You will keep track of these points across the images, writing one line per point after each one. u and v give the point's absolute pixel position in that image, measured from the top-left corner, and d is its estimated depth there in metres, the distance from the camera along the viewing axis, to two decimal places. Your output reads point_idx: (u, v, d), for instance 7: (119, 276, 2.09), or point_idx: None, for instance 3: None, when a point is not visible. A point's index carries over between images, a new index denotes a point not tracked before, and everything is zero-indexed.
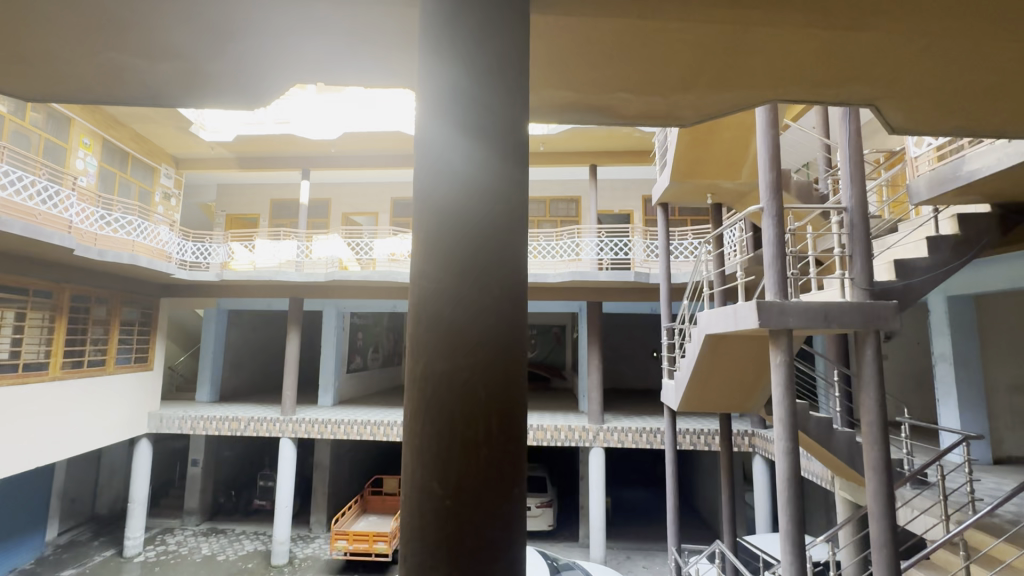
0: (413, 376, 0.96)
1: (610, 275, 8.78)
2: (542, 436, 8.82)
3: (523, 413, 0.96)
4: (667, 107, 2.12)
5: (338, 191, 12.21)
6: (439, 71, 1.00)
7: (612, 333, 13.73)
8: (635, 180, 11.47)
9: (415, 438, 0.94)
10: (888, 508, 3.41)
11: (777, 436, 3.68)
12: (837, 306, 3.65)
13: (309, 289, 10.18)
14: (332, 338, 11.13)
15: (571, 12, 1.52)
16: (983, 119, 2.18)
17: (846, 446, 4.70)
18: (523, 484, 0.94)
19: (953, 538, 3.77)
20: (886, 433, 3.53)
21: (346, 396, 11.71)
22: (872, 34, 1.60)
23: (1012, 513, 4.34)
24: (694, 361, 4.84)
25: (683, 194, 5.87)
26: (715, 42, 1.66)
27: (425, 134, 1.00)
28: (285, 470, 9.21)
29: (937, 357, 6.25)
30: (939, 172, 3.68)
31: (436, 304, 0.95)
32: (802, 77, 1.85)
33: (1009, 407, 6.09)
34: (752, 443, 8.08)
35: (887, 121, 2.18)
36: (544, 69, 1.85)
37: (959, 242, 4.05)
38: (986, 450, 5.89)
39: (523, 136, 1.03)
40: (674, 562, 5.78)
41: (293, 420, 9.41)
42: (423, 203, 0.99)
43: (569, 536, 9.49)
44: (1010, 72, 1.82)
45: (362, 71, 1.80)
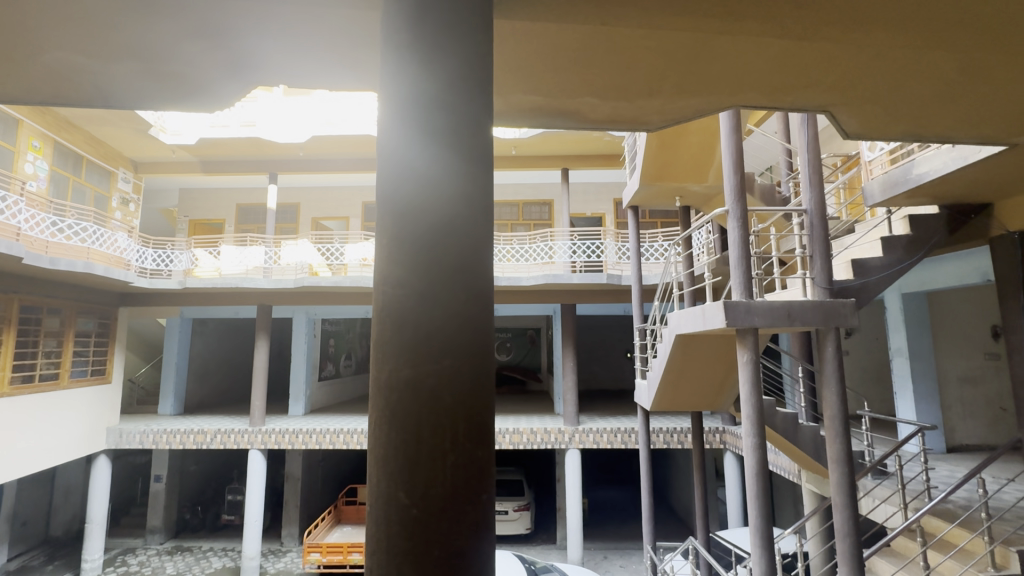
0: (377, 386, 0.94)
1: (583, 277, 8.86)
2: (519, 439, 8.80)
3: (491, 420, 0.96)
4: (634, 112, 2.16)
5: (307, 195, 11.94)
6: (404, 76, 0.99)
7: (587, 335, 13.84)
8: (606, 183, 11.64)
9: (379, 447, 0.92)
10: (851, 499, 3.52)
11: (745, 433, 3.76)
12: (800, 304, 3.76)
13: (278, 296, 9.90)
14: (303, 346, 10.83)
15: (534, 17, 1.53)
16: (927, 125, 2.31)
17: (811, 440, 4.85)
18: (491, 490, 0.93)
19: (912, 525, 3.91)
20: (848, 426, 3.66)
21: (317, 405, 11.40)
22: (824, 43, 1.66)
23: (964, 499, 4.57)
24: (666, 361, 4.93)
25: (653, 198, 5.98)
26: (674, 49, 1.70)
27: (389, 138, 0.99)
28: (254, 483, 8.93)
29: (894, 352, 6.54)
30: (891, 175, 3.88)
31: (400, 311, 0.93)
32: (759, 84, 1.91)
33: (960, 397, 6.40)
34: (723, 439, 8.28)
35: (842, 127, 2.27)
36: (511, 74, 1.86)
37: (911, 241, 4.22)
38: (940, 439, 6.17)
39: (487, 139, 1.03)
40: (649, 560, 5.82)
41: (262, 431, 9.12)
42: (385, 209, 0.98)
43: (547, 539, 9.48)
44: (951, 80, 1.92)
45: (329, 73, 1.77)
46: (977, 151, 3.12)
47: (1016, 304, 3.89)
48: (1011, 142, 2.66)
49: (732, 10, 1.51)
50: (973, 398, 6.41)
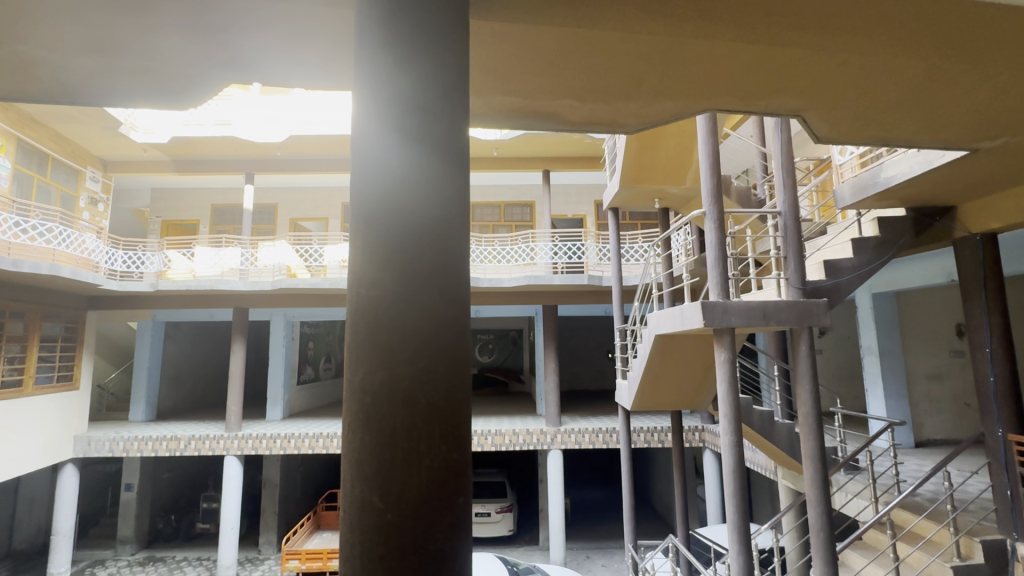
0: (351, 389, 0.92)
1: (564, 278, 8.90)
2: (501, 441, 8.77)
3: (468, 423, 0.95)
4: (611, 114, 2.18)
5: (284, 196, 11.72)
6: (379, 75, 0.98)
7: (568, 336, 13.91)
8: (587, 185, 11.72)
9: (353, 451, 0.91)
10: (825, 494, 3.61)
11: (723, 431, 3.81)
12: (774, 304, 3.84)
13: (255, 298, 9.69)
14: (281, 349, 10.62)
15: (513, 17, 1.52)
16: (893, 130, 2.39)
17: (787, 437, 4.96)
18: (468, 492, 0.93)
19: (883, 519, 4.03)
20: (821, 423, 3.75)
21: (295, 409, 11.18)
22: (794, 49, 1.71)
23: (931, 492, 4.74)
24: (646, 361, 4.98)
25: (633, 199, 6.04)
26: (650, 52, 1.72)
27: (363, 139, 0.97)
28: (230, 489, 8.72)
29: (866, 350, 6.73)
30: (860, 178, 4.00)
31: (373, 314, 0.92)
32: (733, 89, 1.96)
33: (927, 394, 6.63)
34: (702, 437, 8.42)
35: (813, 130, 2.34)
36: (490, 74, 1.85)
37: (880, 243, 4.35)
38: (908, 434, 6.38)
39: (465, 139, 1.02)
40: (631, 559, 5.86)
41: (238, 437, 8.91)
42: (359, 211, 0.96)
43: (530, 540, 9.48)
44: (915, 88, 1.99)
45: (306, 71, 1.74)
46: (942, 155, 3.21)
47: (978, 303, 4.05)
48: (973, 146, 2.77)
49: (705, 16, 1.53)
50: (939, 394, 6.64)
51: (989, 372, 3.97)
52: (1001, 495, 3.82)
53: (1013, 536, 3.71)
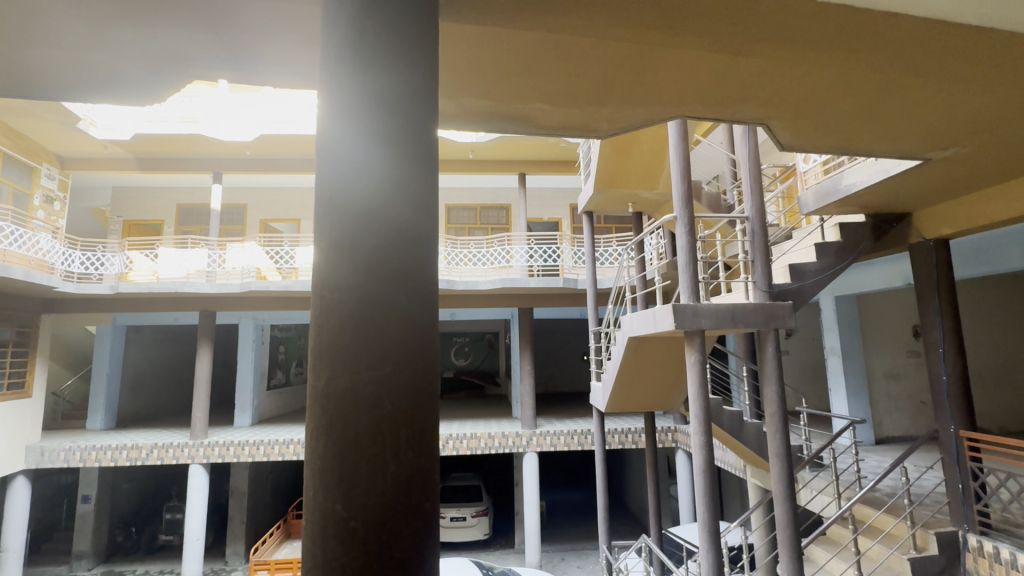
0: (314, 394, 0.90)
1: (540, 281, 8.94)
2: (476, 445, 8.72)
3: (435, 428, 0.94)
4: (584, 119, 2.21)
5: (254, 196, 11.44)
6: (346, 74, 0.96)
7: (544, 339, 13.98)
8: (562, 188, 11.82)
9: (315, 458, 0.89)
10: (790, 492, 3.71)
11: (693, 431, 3.87)
12: (742, 306, 3.93)
13: (223, 300, 9.39)
14: (250, 354, 10.32)
15: (482, 20, 1.52)
16: (853, 139, 2.49)
17: (755, 436, 5.10)
18: (434, 498, 0.92)
19: (845, 514, 4.16)
20: (787, 422, 3.86)
21: (264, 415, 10.88)
22: (758, 59, 1.76)
23: (890, 488, 4.93)
24: (619, 363, 5.04)
25: (607, 203, 6.11)
26: (619, 58, 1.74)
27: (330, 138, 0.95)
28: (195, 499, 8.43)
29: (829, 351, 6.96)
30: (823, 185, 4.16)
31: (337, 317, 0.90)
32: (701, 97, 2.00)
33: (885, 393, 6.91)
34: (675, 438, 8.57)
35: (777, 138, 2.42)
36: (461, 75, 1.84)
37: (842, 247, 4.50)
38: (869, 432, 6.63)
39: (433, 140, 1.01)
40: (605, 560, 5.88)
41: (205, 444, 8.62)
42: (324, 212, 0.94)
43: (505, 543, 9.42)
44: (871, 98, 2.08)
45: (271, 67, 1.69)
46: (897, 164, 3.35)
47: (931, 306, 4.24)
48: (927, 155, 2.90)
49: (673, 25, 1.56)
50: (897, 392, 6.94)
51: (941, 372, 4.16)
52: (953, 488, 3.99)
53: (964, 528, 3.87)
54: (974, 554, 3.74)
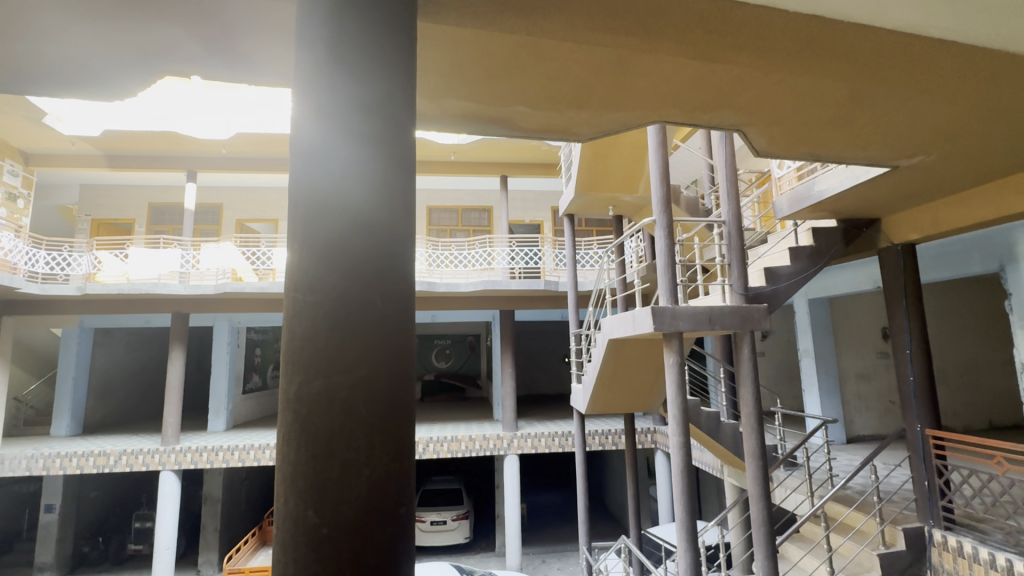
0: (286, 398, 0.89)
1: (521, 283, 8.95)
2: (457, 448, 8.67)
3: (410, 431, 0.93)
4: (564, 122, 2.22)
5: (231, 196, 11.19)
6: (321, 74, 0.95)
7: (526, 341, 13.99)
8: (544, 191, 11.87)
9: (287, 464, 0.87)
10: (765, 491, 3.78)
11: (672, 432, 3.91)
12: (719, 309, 3.99)
13: (197, 301, 9.15)
14: (224, 357, 10.05)
15: (462, 21, 1.51)
16: (824, 146, 2.56)
17: (731, 437, 5.19)
18: (409, 501, 0.90)
19: (818, 512, 4.26)
20: (762, 422, 3.93)
21: (239, 420, 10.62)
22: (733, 67, 1.79)
23: (861, 485, 5.07)
24: (600, 365, 5.08)
25: (588, 206, 6.16)
26: (597, 62, 1.76)
27: (304, 138, 0.94)
28: (167, 507, 8.18)
29: (803, 353, 7.13)
30: (797, 191, 4.28)
31: (311, 319, 0.89)
32: (679, 102, 2.03)
33: (856, 393, 7.11)
34: (654, 439, 8.66)
35: (752, 144, 2.48)
36: (442, 76, 1.83)
37: (814, 252, 4.62)
38: (840, 431, 6.82)
39: (410, 140, 1.00)
40: (586, 561, 5.90)
41: (176, 450, 8.37)
42: (297, 212, 0.92)
43: (486, 547, 9.37)
44: (841, 106, 2.13)
45: (245, 63, 1.65)
46: (867, 171, 3.45)
47: (900, 309, 4.37)
48: (894, 163, 3.00)
49: (650, 31, 1.58)
50: (867, 392, 7.14)
51: (908, 372, 4.30)
52: (920, 486, 4.12)
53: (930, 523, 4.00)
54: (938, 549, 3.88)
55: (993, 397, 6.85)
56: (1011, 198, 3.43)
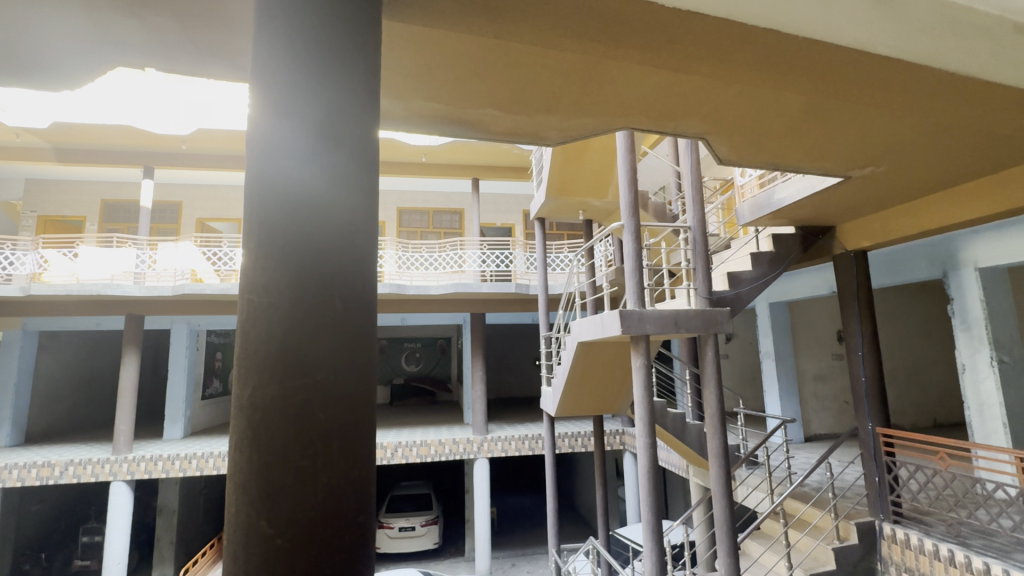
0: (241, 404, 0.85)
1: (492, 286, 8.93)
2: (426, 452, 8.57)
3: (370, 437, 0.90)
4: (533, 126, 2.24)
5: (191, 193, 10.76)
6: (281, 71, 0.92)
7: (497, 344, 13.98)
8: (515, 195, 11.92)
9: (240, 472, 0.83)
10: (728, 490, 3.88)
11: (639, 434, 3.96)
12: (684, 312, 4.08)
13: (154, 303, 8.75)
14: (182, 361, 9.63)
15: (430, 22, 1.49)
16: (782, 156, 2.67)
17: (696, 437, 5.31)
18: (369, 508, 0.88)
19: (778, 509, 4.40)
20: (725, 423, 4.03)
21: (198, 426, 10.20)
22: (696, 76, 1.83)
23: (817, 482, 5.28)
24: (569, 368, 5.11)
25: (558, 210, 6.21)
26: (564, 66, 1.77)
27: (262, 135, 0.91)
28: (117, 519, 7.78)
29: (764, 355, 7.36)
30: (757, 199, 4.43)
31: (266, 320, 0.86)
32: (645, 109, 2.08)
33: (813, 393, 7.41)
34: (622, 440, 8.78)
35: (716, 152, 2.56)
36: (410, 76, 1.81)
37: (774, 257, 4.77)
38: (798, 430, 7.08)
39: (374, 141, 0.99)
40: (554, 563, 5.89)
41: (129, 460, 7.97)
42: (254, 211, 0.89)
43: (455, 552, 9.27)
44: (799, 118, 2.23)
45: (200, 53, 1.59)
46: (822, 180, 3.60)
47: (853, 312, 4.58)
48: (847, 173, 3.15)
49: (615, 39, 1.60)
50: (823, 393, 7.45)
51: (861, 372, 4.50)
52: (871, 482, 4.32)
53: (880, 517, 4.20)
54: (888, 541, 4.08)
55: (937, 397, 7.27)
56: (952, 210, 3.65)
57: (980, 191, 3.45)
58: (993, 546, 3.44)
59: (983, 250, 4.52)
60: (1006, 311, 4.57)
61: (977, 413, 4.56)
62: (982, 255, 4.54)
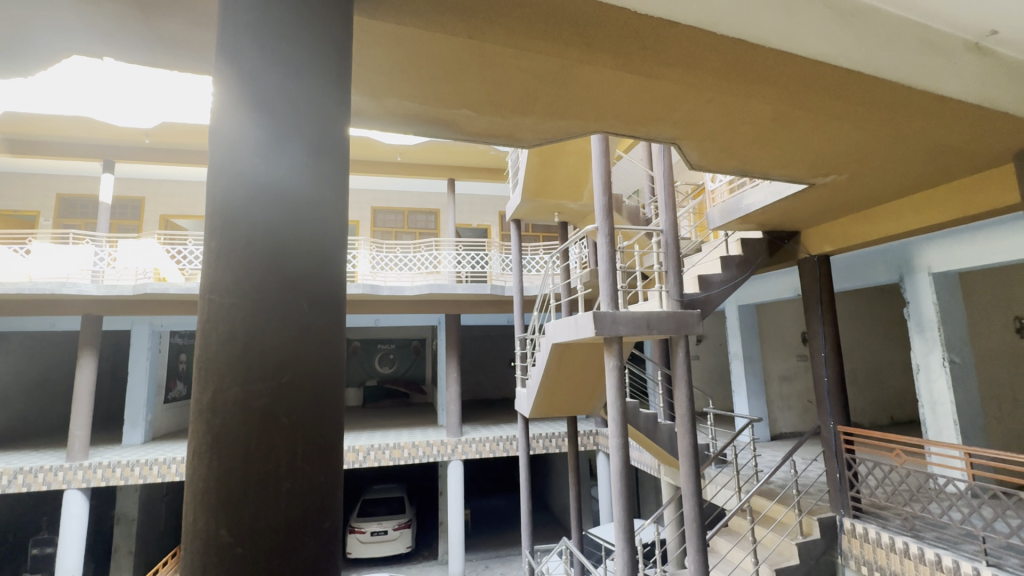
0: (199, 409, 0.82)
1: (467, 287, 8.89)
2: (399, 455, 8.47)
3: (337, 442, 0.88)
4: (508, 127, 2.24)
5: (154, 189, 10.36)
6: (244, 65, 0.89)
7: (472, 346, 13.93)
8: (492, 196, 11.91)
9: (198, 480, 0.80)
10: (697, 488, 3.95)
11: (612, 434, 4.00)
12: (656, 314, 4.15)
13: (114, 303, 8.39)
14: (144, 363, 9.25)
15: (403, 21, 1.47)
16: (750, 162, 2.74)
17: (668, 437, 5.40)
18: (335, 515, 0.86)
19: (744, 506, 4.50)
20: (695, 423, 4.10)
21: (159, 432, 9.82)
22: (668, 81, 1.86)
23: (782, 479, 5.44)
24: (544, 369, 5.13)
25: (534, 212, 6.23)
26: (539, 68, 1.77)
27: (225, 132, 0.87)
28: (72, 529, 7.42)
29: (733, 356, 7.55)
30: (727, 204, 4.55)
31: (227, 323, 0.83)
32: (618, 113, 2.10)
33: (779, 393, 7.65)
34: (596, 440, 8.88)
35: (687, 157, 2.61)
36: (383, 74, 1.79)
37: (742, 261, 4.91)
38: (765, 429, 7.29)
39: (344, 141, 0.96)
40: (528, 565, 5.89)
41: (85, 467, 7.62)
42: (217, 211, 0.86)
43: (429, 555, 9.18)
44: (766, 124, 2.29)
45: (160, 43, 1.53)
46: (788, 187, 3.72)
47: (816, 315, 4.75)
48: (811, 181, 3.25)
49: (589, 43, 1.60)
50: (788, 392, 7.70)
51: (823, 373, 4.66)
52: (832, 478, 4.47)
53: (840, 512, 4.36)
54: (848, 535, 4.23)
55: (895, 395, 7.59)
56: (910, 216, 3.81)
57: (933, 199, 3.63)
58: (944, 538, 3.62)
59: (937, 256, 4.75)
60: (957, 314, 4.82)
61: (930, 412, 4.77)
62: (936, 260, 4.77)
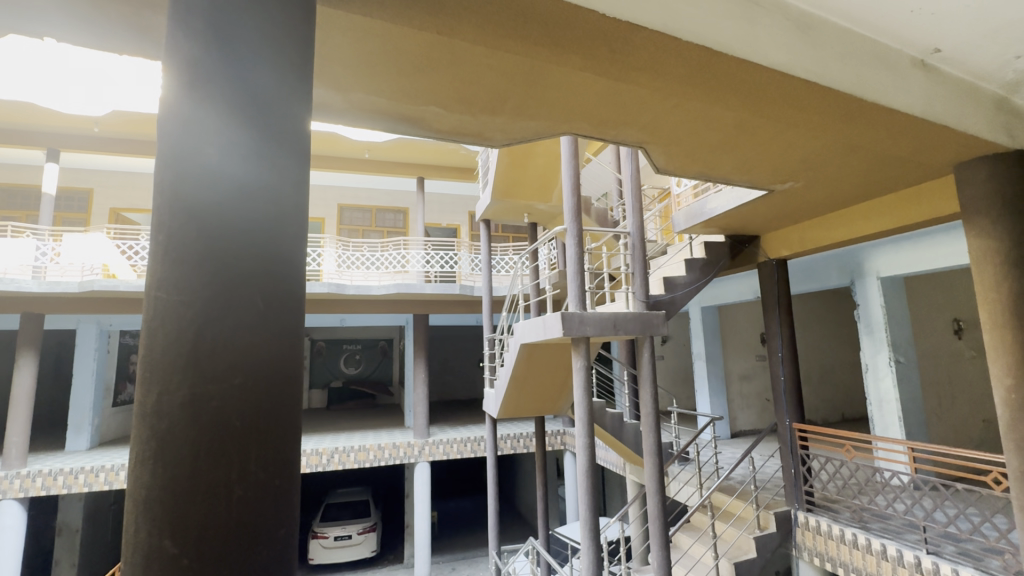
0: (143, 413, 0.77)
1: (436, 287, 8.81)
2: (364, 458, 8.29)
3: (293, 445, 0.84)
4: (477, 126, 2.22)
5: (104, 180, 9.81)
6: (198, 52, 0.85)
7: (440, 346, 13.82)
8: (462, 195, 11.84)
9: (141, 488, 0.76)
10: (661, 485, 4.02)
11: (579, 433, 4.03)
12: (623, 315, 4.23)
13: (57, 300, 7.90)
14: (90, 365, 8.73)
15: (370, 13, 1.43)
16: (713, 168, 2.82)
17: (633, 436, 5.49)
18: (291, 521, 0.82)
19: (706, 501, 4.62)
20: (659, 421, 4.18)
21: (107, 437, 9.30)
22: (636, 85, 1.89)
23: (741, 476, 5.63)
24: (512, 369, 5.12)
25: (504, 212, 6.23)
26: (508, 67, 1.77)
27: (177, 121, 0.83)
28: (7, 542, 6.93)
29: (696, 356, 7.76)
30: (693, 208, 4.67)
31: (175, 321, 0.79)
32: (587, 115, 2.12)
33: (739, 392, 7.91)
34: (563, 440, 8.95)
35: (653, 161, 2.67)
36: (349, 66, 1.74)
37: (706, 263, 5.04)
38: (725, 427, 7.53)
39: (306, 134, 0.93)
40: (494, 565, 5.87)
41: (24, 475, 7.15)
42: (166, 202, 0.81)
43: (394, 559, 9.04)
44: (729, 130, 2.36)
45: (106, 21, 1.44)
46: (749, 193, 3.85)
47: (774, 316, 4.93)
48: (771, 187, 3.37)
49: (559, 43, 1.61)
50: (748, 391, 7.97)
51: (781, 372, 4.84)
52: (788, 473, 4.64)
53: (795, 506, 4.53)
54: (802, 528, 4.39)
55: (846, 394, 7.97)
56: (859, 223, 4.01)
57: (881, 208, 3.83)
58: (889, 528, 3.81)
59: (885, 262, 5.02)
60: (902, 317, 5.10)
61: (877, 410, 5.03)
62: (884, 266, 5.04)
